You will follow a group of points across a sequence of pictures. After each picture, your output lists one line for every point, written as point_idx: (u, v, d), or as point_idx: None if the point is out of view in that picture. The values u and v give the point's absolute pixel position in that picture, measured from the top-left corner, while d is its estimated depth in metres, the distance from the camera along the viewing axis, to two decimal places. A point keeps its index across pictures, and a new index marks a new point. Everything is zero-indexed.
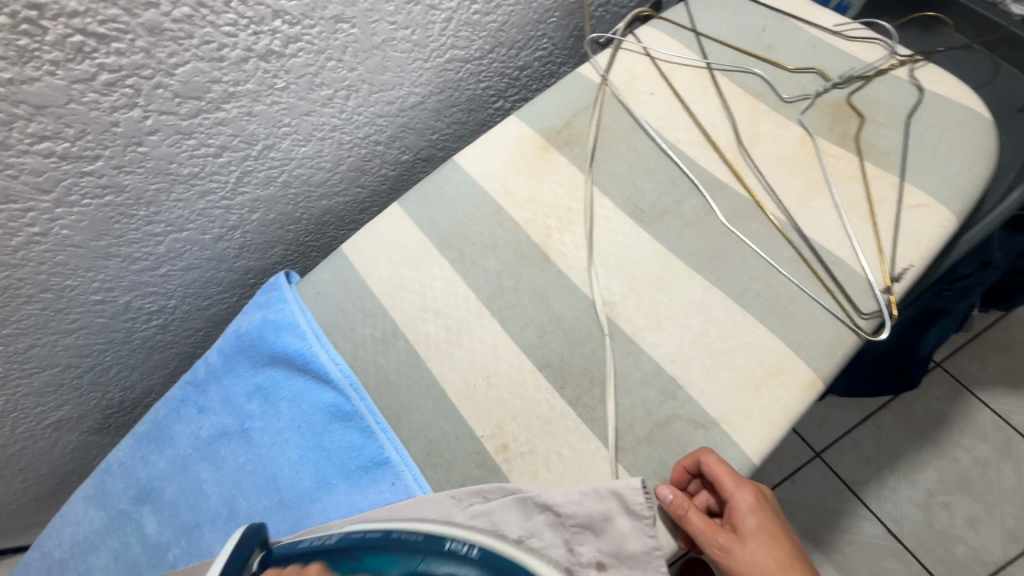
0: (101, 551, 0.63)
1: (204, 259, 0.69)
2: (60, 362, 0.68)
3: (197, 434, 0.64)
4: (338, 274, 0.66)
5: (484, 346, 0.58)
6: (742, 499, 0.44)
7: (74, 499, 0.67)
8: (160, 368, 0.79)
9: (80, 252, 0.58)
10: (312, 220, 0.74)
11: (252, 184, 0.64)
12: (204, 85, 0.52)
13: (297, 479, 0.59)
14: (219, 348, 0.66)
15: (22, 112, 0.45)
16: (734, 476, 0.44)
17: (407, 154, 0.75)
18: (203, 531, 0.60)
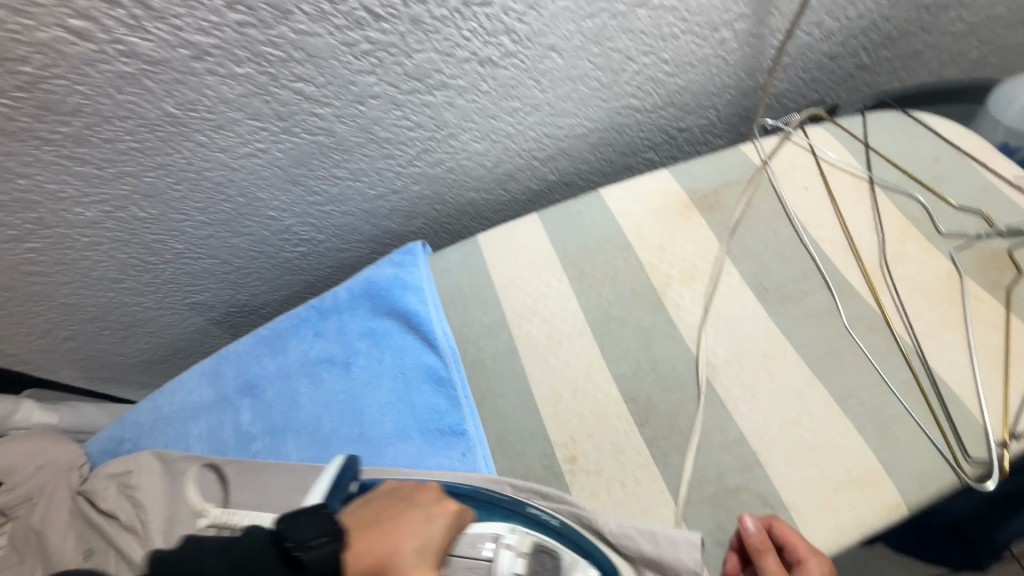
0: (199, 421, 0.73)
1: (360, 209, 0.78)
2: (220, 256, 0.80)
3: (307, 352, 0.73)
4: (468, 258, 0.74)
5: (579, 363, 0.62)
6: (816, 565, 0.44)
7: (190, 371, 0.77)
8: (284, 288, 0.90)
9: (279, 173, 0.68)
10: (455, 205, 0.83)
11: (426, 160, 0.73)
12: (428, 71, 0.61)
13: (380, 421, 0.65)
14: (350, 287, 0.75)
15: (298, 56, 0.56)
16: (807, 542, 0.45)
17: (554, 175, 0.82)
18: (288, 435, 0.68)
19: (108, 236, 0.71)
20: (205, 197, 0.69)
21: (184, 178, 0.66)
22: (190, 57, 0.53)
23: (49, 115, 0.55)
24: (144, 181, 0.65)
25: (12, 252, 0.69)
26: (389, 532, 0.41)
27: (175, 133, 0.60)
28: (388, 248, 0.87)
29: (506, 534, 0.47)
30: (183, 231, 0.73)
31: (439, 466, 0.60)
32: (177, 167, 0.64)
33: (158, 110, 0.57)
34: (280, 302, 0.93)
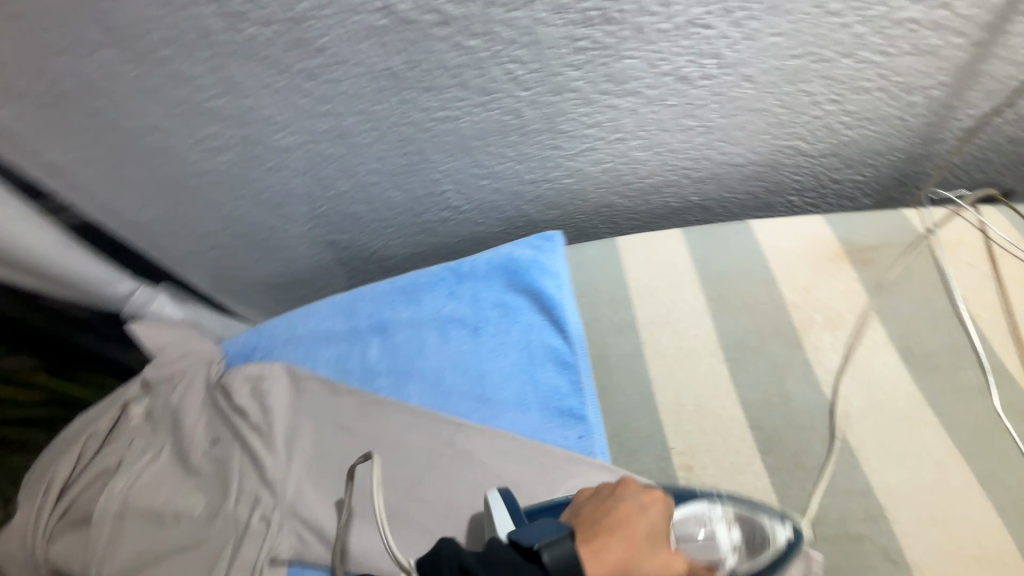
0: (329, 348, 0.79)
1: (510, 190, 0.83)
2: (374, 204, 0.86)
3: (439, 309, 0.78)
4: (606, 257, 0.77)
5: (705, 380, 0.64)
6: None
7: (326, 300, 0.84)
8: (413, 246, 0.96)
9: (457, 141, 0.74)
10: (595, 205, 0.86)
11: (589, 158, 0.77)
12: (627, 77, 0.65)
13: (502, 387, 0.70)
14: (489, 258, 0.79)
15: (522, 41, 0.60)
16: None
17: (696, 197, 0.85)
18: (412, 380, 0.74)
19: (292, 165, 0.78)
20: (387, 149, 0.75)
21: (377, 128, 0.72)
22: (434, 22, 0.58)
23: (297, 49, 0.61)
24: (343, 123, 0.71)
25: (209, 162, 0.77)
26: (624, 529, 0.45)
27: (389, 87, 0.66)
28: (518, 231, 0.91)
29: (709, 511, 0.51)
30: (354, 174, 0.80)
31: (555, 442, 0.64)
32: (377, 117, 0.70)
33: (385, 64, 0.63)
34: (404, 257, 0.99)
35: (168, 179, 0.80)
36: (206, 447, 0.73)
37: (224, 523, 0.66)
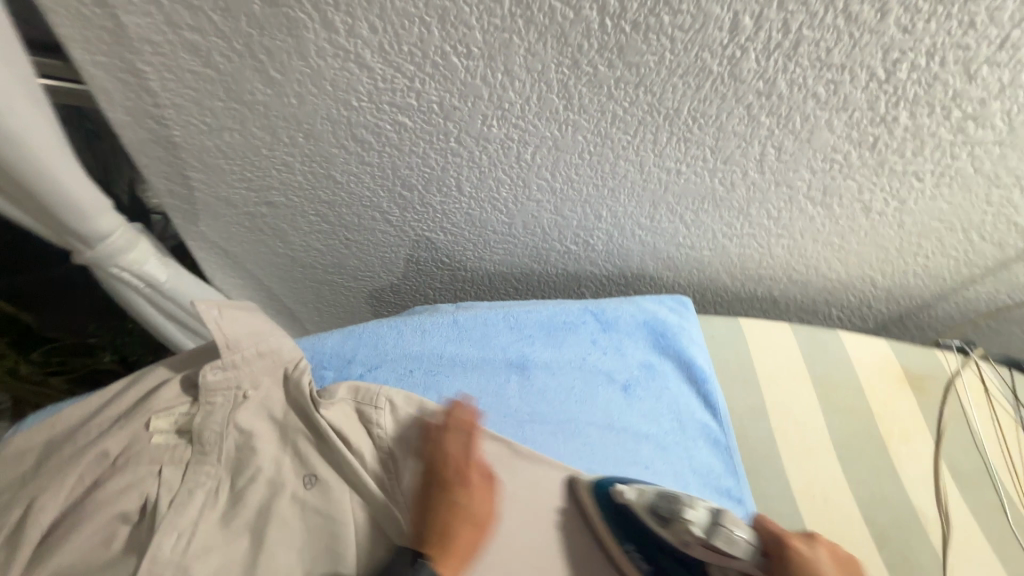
0: (456, 379, 0.66)
1: (653, 246, 0.81)
2: (515, 219, 0.75)
3: (586, 357, 0.72)
4: (734, 336, 0.81)
5: (827, 472, 0.73)
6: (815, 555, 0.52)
7: (445, 315, 0.70)
8: (508, 265, 0.86)
9: (657, 192, 0.70)
10: (703, 278, 0.90)
11: (741, 241, 0.80)
12: (835, 192, 0.70)
13: (661, 457, 0.67)
14: (634, 314, 0.76)
15: (797, 137, 0.61)
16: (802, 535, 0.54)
17: (778, 292, 0.94)
18: (561, 433, 0.66)
19: (471, 155, 0.63)
20: (587, 176, 0.67)
21: (599, 155, 0.64)
22: (756, 89, 0.55)
23: (609, 52, 0.51)
24: (571, 138, 0.61)
25: (372, 115, 0.58)
26: (472, 534, 0.53)
27: (655, 124, 0.60)
28: (622, 280, 0.90)
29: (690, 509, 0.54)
30: (526, 186, 0.69)
31: None
32: (611, 146, 0.62)
33: (675, 104, 0.57)
34: (489, 274, 0.87)
35: (293, 114, 0.58)
36: (298, 488, 0.54)
37: None
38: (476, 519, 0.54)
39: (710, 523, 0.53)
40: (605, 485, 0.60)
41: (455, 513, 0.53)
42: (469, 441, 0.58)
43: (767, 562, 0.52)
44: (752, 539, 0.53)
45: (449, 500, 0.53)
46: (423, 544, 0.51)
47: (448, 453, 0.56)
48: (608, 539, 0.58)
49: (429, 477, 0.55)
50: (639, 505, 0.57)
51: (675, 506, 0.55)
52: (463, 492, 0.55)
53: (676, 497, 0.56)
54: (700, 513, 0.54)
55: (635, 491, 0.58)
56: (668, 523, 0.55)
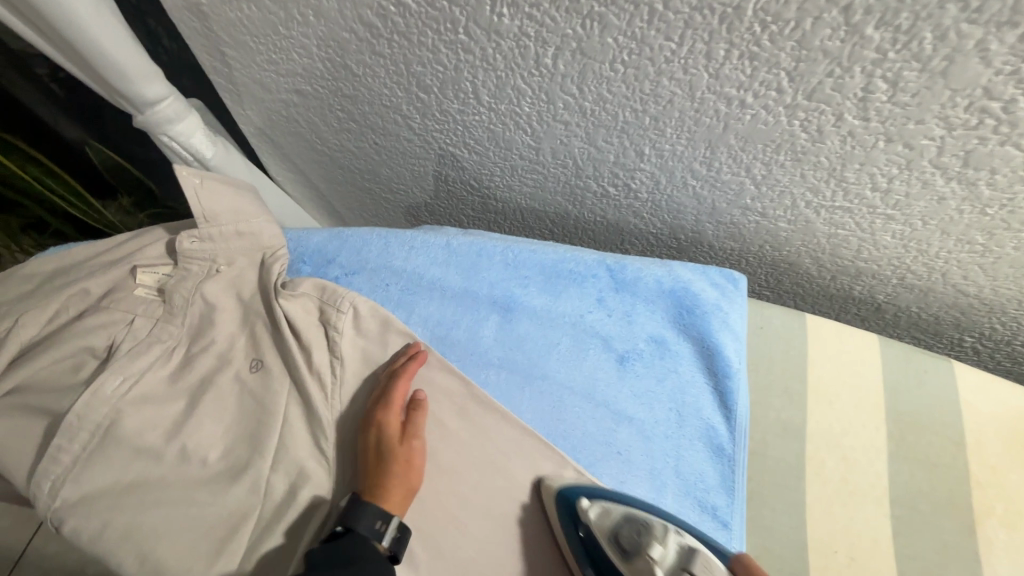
0: (431, 304, 0.61)
1: (710, 205, 0.66)
2: (542, 144, 0.65)
3: (584, 314, 0.62)
4: (791, 334, 0.64)
5: (863, 529, 0.56)
6: None
7: (439, 236, 0.64)
8: (540, 201, 0.76)
9: (714, 130, 0.55)
10: (778, 258, 0.72)
11: (831, 217, 0.61)
12: (983, 165, 0.49)
13: (639, 447, 0.57)
14: (660, 279, 0.63)
15: (924, 68, 0.42)
16: None
17: (883, 297, 0.72)
18: (528, 389, 0.58)
19: (484, 53, 0.55)
20: (622, 97, 0.55)
21: (636, 69, 0.51)
22: None
23: None
24: (598, 41, 0.49)
25: None
26: (401, 473, 0.50)
27: (708, 30, 0.45)
28: (673, 242, 0.75)
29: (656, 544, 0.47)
30: (551, 102, 0.58)
31: None
32: (651, 56, 0.49)
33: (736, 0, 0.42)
34: (521, 208, 0.79)
35: None
36: (242, 369, 0.55)
37: (254, 488, 0.50)
38: (402, 457, 0.51)
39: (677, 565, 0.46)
40: (572, 497, 0.52)
41: (372, 454, 0.51)
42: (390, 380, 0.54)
43: None
44: None
45: (387, 467, 0.50)
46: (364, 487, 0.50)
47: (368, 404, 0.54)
48: (572, 561, 0.51)
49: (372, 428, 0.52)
50: (601, 529, 0.50)
51: (640, 540, 0.48)
52: (376, 429, 0.51)
53: (643, 525, 0.48)
54: (667, 552, 0.46)
55: (599, 510, 0.50)
56: (632, 558, 0.48)
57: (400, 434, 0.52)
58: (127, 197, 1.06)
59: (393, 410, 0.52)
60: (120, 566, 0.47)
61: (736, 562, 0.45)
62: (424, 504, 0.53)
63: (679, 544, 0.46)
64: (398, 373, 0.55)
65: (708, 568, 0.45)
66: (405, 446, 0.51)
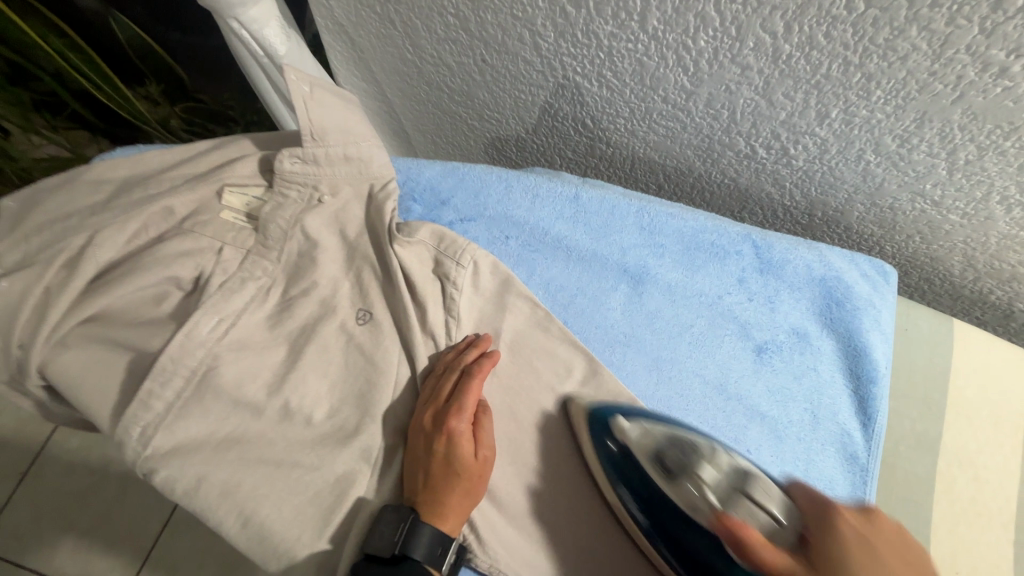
0: (553, 264, 0.54)
1: (876, 185, 0.57)
2: (700, 89, 0.55)
3: (722, 295, 0.55)
4: (936, 342, 0.59)
5: (988, 553, 0.53)
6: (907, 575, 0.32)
7: (566, 185, 0.56)
8: (664, 153, 0.67)
9: (940, 100, 0.45)
10: (923, 252, 0.64)
11: (1022, 216, 0.53)
12: None
13: (770, 448, 0.52)
14: (810, 265, 0.56)
15: None
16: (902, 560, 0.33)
17: (1022, 306, 0.66)
18: (656, 371, 0.52)
19: None
20: (839, 44, 0.44)
21: (881, 10, 0.40)
22: None
23: None
24: None
25: None
26: (471, 491, 0.44)
27: None
28: (804, 219, 0.67)
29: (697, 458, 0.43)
30: (739, 39, 0.48)
31: None
32: None
33: None
34: (636, 158, 0.69)
35: None
36: (348, 320, 0.48)
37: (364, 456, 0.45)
38: (471, 473, 0.44)
39: (726, 485, 0.41)
40: (605, 416, 0.47)
41: (439, 467, 0.43)
42: (462, 381, 0.46)
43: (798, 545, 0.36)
44: (776, 514, 0.38)
45: (453, 483, 0.43)
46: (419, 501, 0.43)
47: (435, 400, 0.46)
48: (599, 475, 0.47)
49: (439, 433, 0.44)
50: (639, 446, 0.45)
51: (688, 461, 0.43)
52: (444, 437, 0.44)
53: (688, 445, 0.44)
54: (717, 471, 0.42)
55: (639, 429, 0.46)
56: (676, 480, 0.43)
57: (469, 444, 0.45)
58: (157, 85, 0.90)
59: (464, 418, 0.45)
60: (219, 527, 0.42)
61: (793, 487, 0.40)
62: (544, 487, 0.48)
63: (731, 467, 0.42)
64: (470, 375, 0.46)
65: (766, 492, 0.39)
66: (475, 460, 0.45)
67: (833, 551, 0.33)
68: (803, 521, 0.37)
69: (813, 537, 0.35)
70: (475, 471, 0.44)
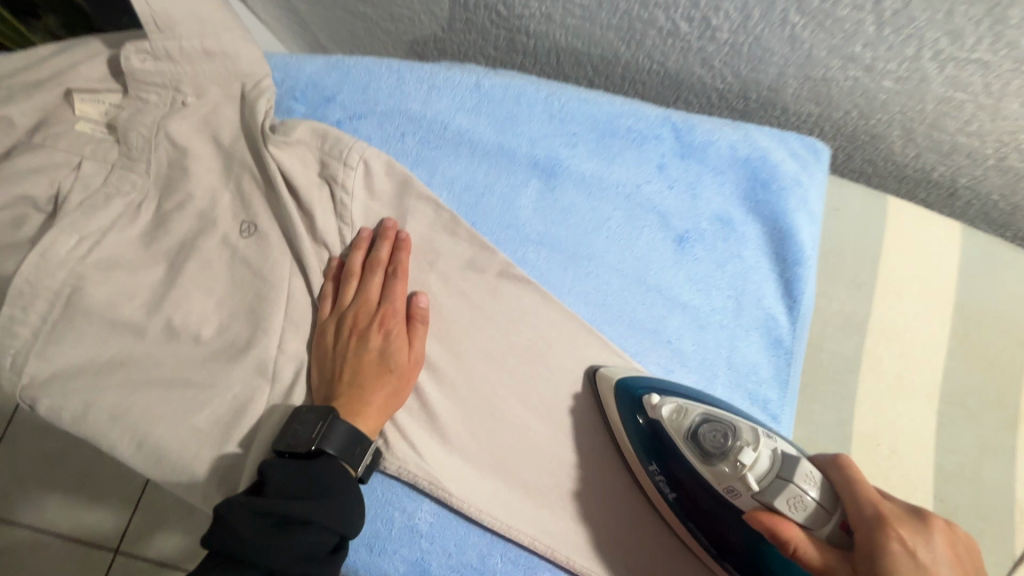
0: (457, 162, 0.50)
1: (804, 53, 0.53)
2: None
3: (640, 184, 0.52)
4: (868, 221, 0.57)
5: (910, 423, 0.53)
6: None
7: (468, 76, 0.52)
8: (585, 40, 0.61)
9: None
10: (861, 131, 0.60)
11: (956, 73, 0.49)
12: None
13: (692, 337, 0.50)
14: (734, 147, 0.53)
15: None
16: (948, 560, 0.33)
17: (965, 181, 0.61)
18: (571, 268, 0.50)
19: None
20: None
21: None
22: None
23: None
24: None
25: None
26: (400, 391, 0.43)
27: None
28: (739, 105, 0.63)
29: (743, 446, 0.40)
30: None
31: None
32: None
33: None
34: (557, 49, 0.64)
35: None
36: (231, 233, 0.45)
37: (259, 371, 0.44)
38: (404, 372, 0.44)
39: (770, 474, 0.39)
40: (635, 391, 0.45)
41: (371, 365, 0.43)
42: (394, 283, 0.45)
43: (845, 539, 0.36)
44: (827, 506, 0.37)
45: (385, 379, 0.43)
46: (345, 400, 0.41)
47: (363, 301, 0.44)
48: (624, 436, 0.46)
49: (371, 334, 0.43)
50: (671, 429, 0.42)
51: (727, 446, 0.40)
52: (378, 336, 0.43)
53: (728, 427, 0.41)
54: (760, 458, 0.39)
55: (673, 408, 0.43)
56: (712, 461, 0.41)
57: (403, 344, 0.44)
58: None
59: (400, 318, 0.45)
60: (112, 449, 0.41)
61: (831, 467, 0.39)
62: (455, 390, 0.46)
63: (774, 452, 0.39)
64: (398, 275, 0.46)
65: (812, 479, 0.38)
66: (410, 360, 0.44)
67: (879, 555, 0.32)
68: (845, 511, 0.37)
69: (858, 534, 0.34)
70: (409, 372, 0.44)
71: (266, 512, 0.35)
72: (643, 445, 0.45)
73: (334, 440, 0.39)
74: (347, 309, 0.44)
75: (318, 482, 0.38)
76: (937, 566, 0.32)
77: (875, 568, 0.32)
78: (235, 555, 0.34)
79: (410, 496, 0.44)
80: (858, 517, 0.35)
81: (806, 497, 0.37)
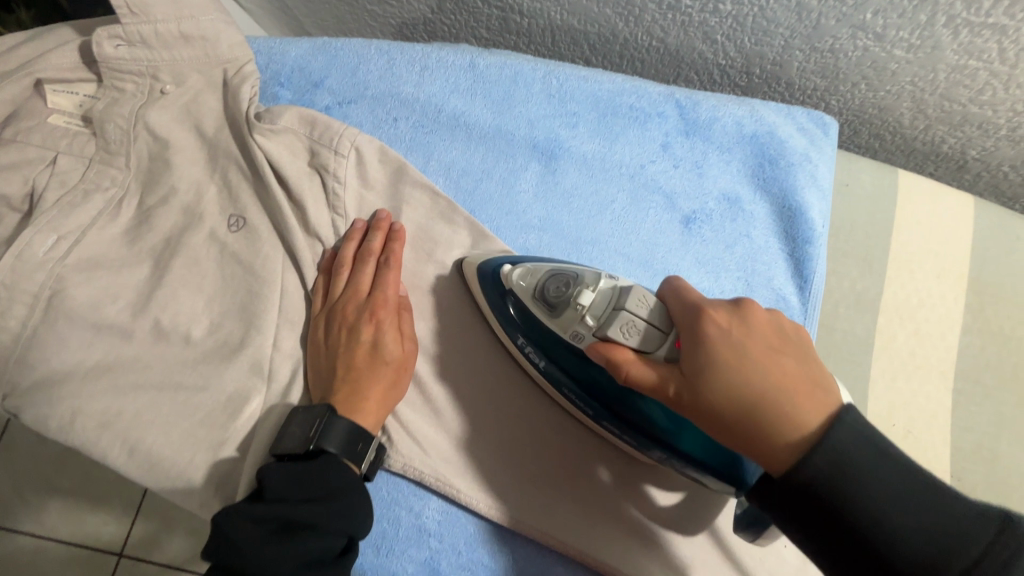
0: (453, 146, 0.48)
1: (811, 22, 0.51)
2: None
3: (645, 165, 0.50)
4: (878, 198, 0.56)
5: (925, 403, 0.52)
6: (774, 368, 0.32)
7: (462, 56, 0.49)
8: (583, 17, 0.59)
9: None
10: (869, 103, 0.58)
11: (970, 39, 0.48)
12: None
13: None
14: (740, 123, 0.51)
15: None
16: (770, 344, 0.33)
17: (975, 153, 0.60)
18: (574, 253, 0.48)
19: None
20: None
21: None
22: None
23: None
24: None
25: None
26: (396, 385, 0.41)
27: None
28: (743, 81, 0.60)
29: (582, 284, 0.38)
30: None
31: None
32: None
33: None
34: (553, 27, 0.61)
35: None
36: (218, 228, 0.42)
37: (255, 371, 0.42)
38: (399, 364, 0.41)
39: (608, 307, 0.37)
40: (494, 266, 0.43)
41: (364, 359, 0.40)
42: (388, 271, 0.43)
43: (675, 346, 0.35)
44: (654, 319, 0.36)
45: (378, 373, 0.40)
46: (338, 396, 0.39)
47: (354, 292, 0.42)
48: (495, 323, 0.44)
49: (362, 325, 0.41)
50: (523, 291, 0.41)
51: (567, 292, 0.39)
52: (370, 328, 0.41)
53: (569, 274, 0.40)
54: (598, 293, 0.38)
55: (525, 271, 0.41)
56: (558, 312, 0.39)
57: (397, 336, 0.42)
58: None
59: (392, 308, 0.42)
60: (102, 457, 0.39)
61: (665, 288, 0.38)
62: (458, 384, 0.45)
63: (610, 285, 0.38)
64: (391, 263, 0.43)
65: (643, 300, 0.36)
66: (404, 350, 0.42)
67: (705, 355, 0.32)
68: (672, 321, 0.36)
69: (683, 340, 0.34)
70: (403, 366, 0.42)
71: (265, 517, 0.34)
72: (517, 330, 0.43)
73: (334, 439, 0.37)
74: (338, 302, 0.42)
75: (318, 483, 0.36)
76: (765, 356, 0.32)
77: (713, 370, 0.32)
78: (236, 565, 0.33)
79: (416, 494, 0.42)
80: (685, 320, 0.35)
81: (639, 318, 0.36)
